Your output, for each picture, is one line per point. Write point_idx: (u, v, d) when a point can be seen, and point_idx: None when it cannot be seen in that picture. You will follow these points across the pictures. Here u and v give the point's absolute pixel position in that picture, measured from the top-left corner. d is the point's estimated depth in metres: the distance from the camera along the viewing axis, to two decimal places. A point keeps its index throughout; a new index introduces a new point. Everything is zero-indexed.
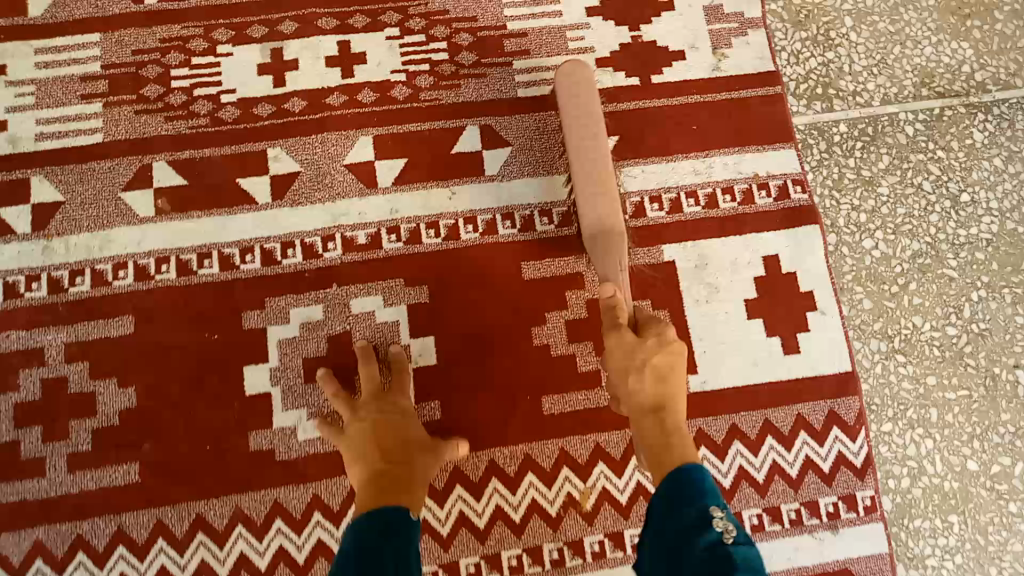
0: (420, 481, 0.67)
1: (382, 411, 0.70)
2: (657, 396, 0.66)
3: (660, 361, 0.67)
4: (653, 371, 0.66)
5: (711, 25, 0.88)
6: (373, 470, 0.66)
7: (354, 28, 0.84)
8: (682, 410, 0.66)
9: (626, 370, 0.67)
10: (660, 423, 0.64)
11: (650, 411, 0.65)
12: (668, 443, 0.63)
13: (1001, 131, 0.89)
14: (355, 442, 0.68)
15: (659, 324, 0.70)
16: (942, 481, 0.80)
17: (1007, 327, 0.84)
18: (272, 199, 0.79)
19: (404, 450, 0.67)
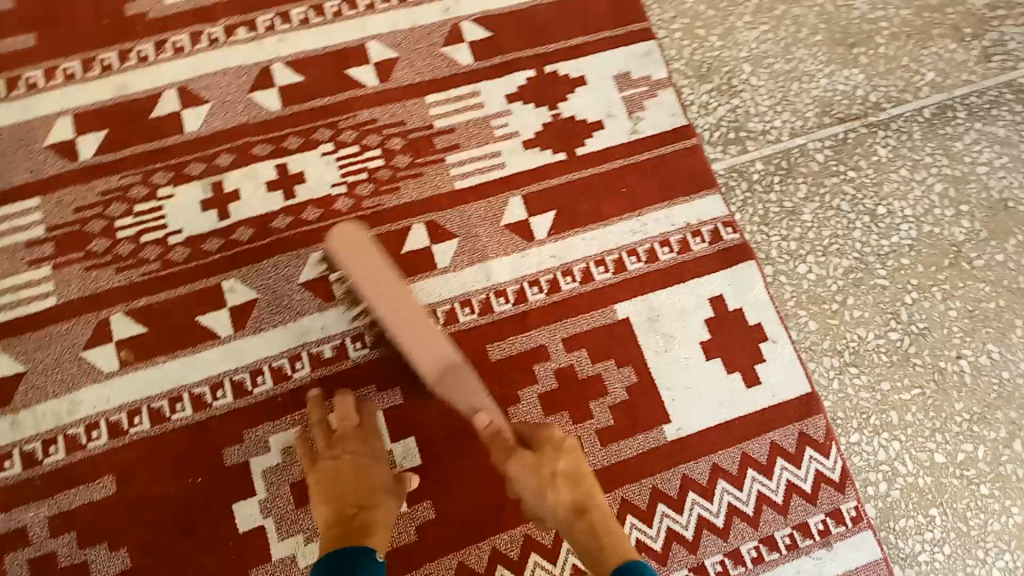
0: (383, 525, 0.68)
1: (352, 451, 0.73)
2: (574, 502, 0.69)
3: (566, 467, 0.70)
4: (565, 478, 0.70)
5: (623, 93, 0.94)
6: (342, 511, 0.67)
7: (289, 150, 0.87)
8: (601, 506, 0.70)
9: (540, 488, 0.69)
10: (588, 527, 0.68)
11: (573, 516, 0.68)
12: (600, 533, 0.67)
13: (902, 143, 0.97)
14: (325, 485, 0.70)
15: (541, 431, 0.73)
16: (916, 478, 0.84)
17: (943, 323, 0.89)
18: (233, 330, 0.80)
19: (371, 496, 0.69)
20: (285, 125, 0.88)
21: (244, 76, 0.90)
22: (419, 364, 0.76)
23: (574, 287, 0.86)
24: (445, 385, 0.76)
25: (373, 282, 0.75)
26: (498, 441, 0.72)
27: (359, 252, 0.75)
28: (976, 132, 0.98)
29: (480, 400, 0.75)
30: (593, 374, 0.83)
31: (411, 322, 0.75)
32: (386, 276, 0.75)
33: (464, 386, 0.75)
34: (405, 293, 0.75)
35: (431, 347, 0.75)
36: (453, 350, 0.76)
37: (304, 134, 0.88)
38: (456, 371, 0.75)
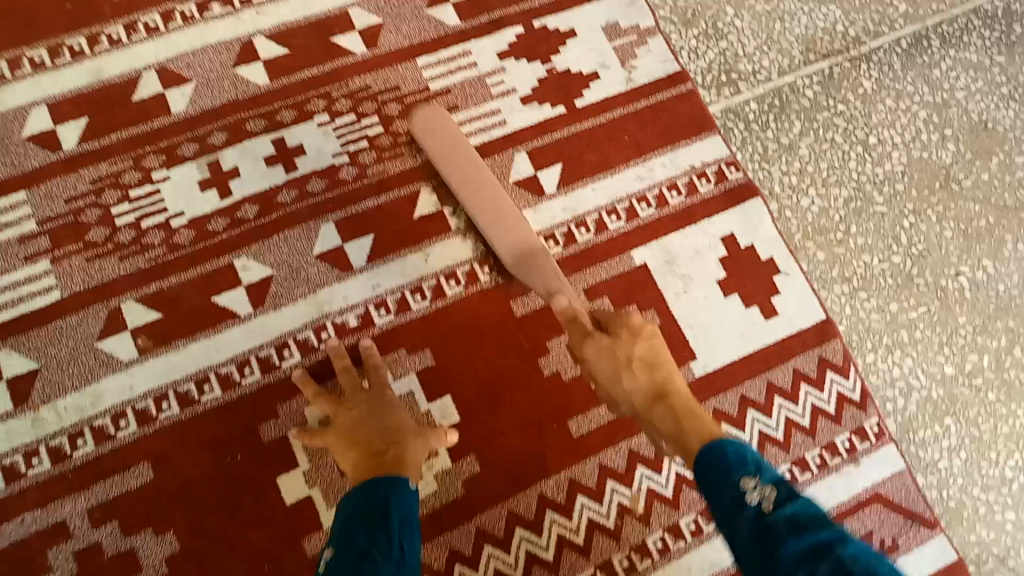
0: (413, 458, 0.69)
1: (370, 401, 0.72)
2: (653, 387, 0.69)
3: (642, 351, 0.71)
4: (641, 363, 0.70)
5: (614, 42, 0.93)
6: (371, 449, 0.68)
7: (285, 123, 0.84)
8: (683, 390, 0.69)
9: (617, 372, 0.71)
10: (667, 408, 0.67)
11: (652, 401, 0.68)
12: (679, 415, 0.66)
13: (885, 75, 0.98)
14: (346, 429, 0.70)
15: (619, 318, 0.74)
16: (930, 392, 0.86)
17: (941, 244, 0.91)
18: (252, 307, 0.78)
19: (396, 431, 0.70)
20: (276, 97, 0.85)
21: (226, 51, 0.85)
22: (498, 248, 0.80)
23: (588, 237, 0.85)
24: (524, 268, 0.79)
25: (455, 164, 0.81)
26: (576, 325, 0.75)
27: (436, 139, 0.81)
28: (951, 59, 0.99)
29: (558, 284, 0.79)
30: None
31: (485, 200, 0.80)
32: (472, 163, 0.81)
33: (537, 268, 0.79)
34: (487, 180, 0.81)
35: (509, 232, 0.80)
36: (530, 235, 0.80)
37: (297, 107, 0.85)
38: (535, 256, 0.79)
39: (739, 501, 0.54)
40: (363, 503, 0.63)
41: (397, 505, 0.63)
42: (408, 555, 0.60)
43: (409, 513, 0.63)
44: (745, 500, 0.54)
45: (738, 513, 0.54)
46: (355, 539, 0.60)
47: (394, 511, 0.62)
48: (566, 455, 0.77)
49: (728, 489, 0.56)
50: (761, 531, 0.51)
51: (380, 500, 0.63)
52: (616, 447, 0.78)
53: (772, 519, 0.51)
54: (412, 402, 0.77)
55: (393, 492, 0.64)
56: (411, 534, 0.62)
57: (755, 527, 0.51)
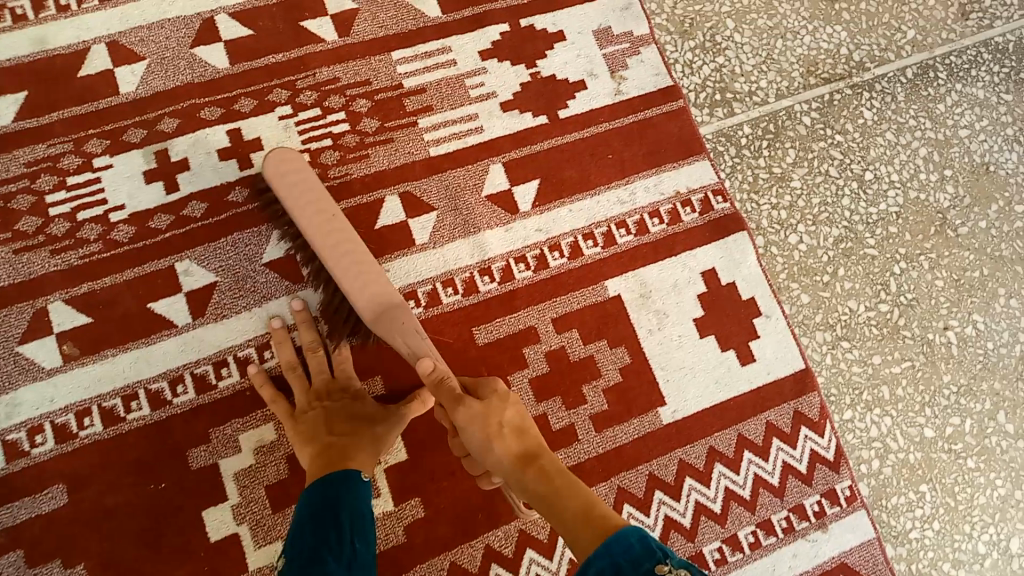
0: (367, 453, 0.68)
1: (337, 393, 0.70)
2: (521, 449, 0.61)
3: (511, 416, 0.63)
4: (513, 427, 0.62)
5: (604, 49, 0.87)
6: (321, 445, 0.67)
7: (242, 113, 0.77)
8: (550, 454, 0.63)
9: (488, 438, 0.61)
10: (541, 473, 0.60)
11: (524, 467, 0.60)
12: (557, 494, 0.58)
13: (886, 105, 0.93)
14: (305, 423, 0.69)
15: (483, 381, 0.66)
16: (907, 455, 0.84)
17: (930, 293, 0.88)
18: (192, 318, 0.72)
19: (352, 424, 0.68)
20: (234, 84, 0.78)
21: (184, 28, 0.78)
22: (354, 301, 0.66)
23: (562, 262, 0.81)
24: (384, 326, 0.66)
25: (310, 208, 0.67)
26: (440, 389, 0.63)
27: (292, 176, 0.67)
28: (957, 93, 0.94)
29: (421, 343, 0.65)
30: (585, 356, 0.79)
31: (340, 247, 0.66)
32: (329, 207, 0.67)
33: (400, 326, 0.66)
34: (340, 222, 0.67)
35: (366, 283, 0.66)
36: (390, 288, 0.67)
37: (257, 95, 0.78)
38: (395, 311, 0.66)
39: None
40: (315, 502, 0.62)
41: (348, 501, 0.62)
42: (360, 553, 0.59)
43: (361, 509, 0.62)
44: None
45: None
46: (305, 543, 0.58)
47: (345, 509, 0.61)
48: None
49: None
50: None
51: (331, 495, 0.62)
52: None
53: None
54: None
55: (345, 487, 0.63)
56: (363, 530, 0.61)
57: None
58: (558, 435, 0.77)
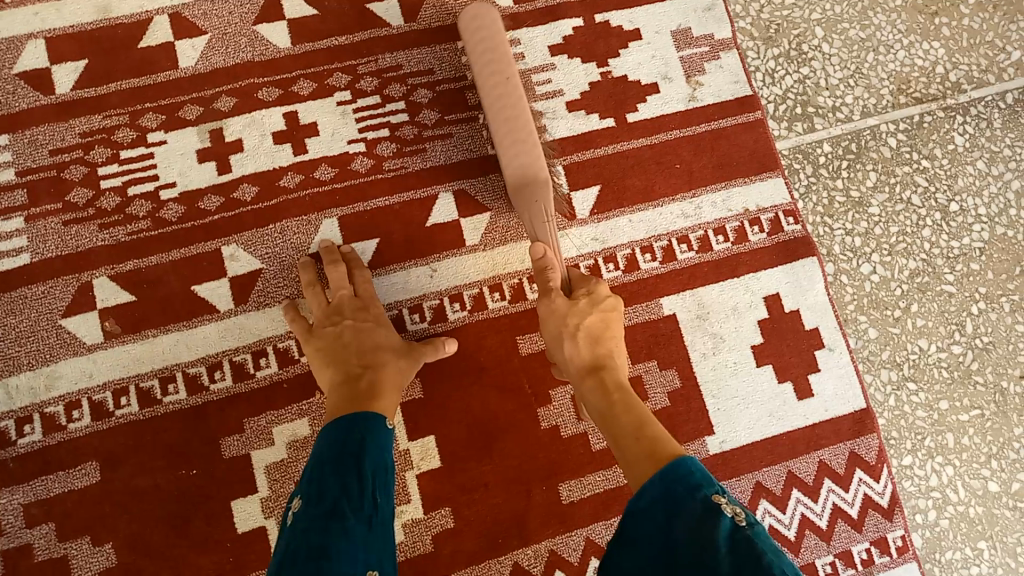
0: (394, 381, 0.65)
1: (355, 320, 0.67)
2: (594, 355, 0.65)
3: (592, 323, 0.67)
4: (587, 334, 0.66)
5: (681, 52, 0.83)
6: (348, 373, 0.63)
7: (300, 96, 0.75)
8: (621, 369, 0.65)
9: (560, 336, 0.66)
10: (601, 384, 0.63)
11: (590, 373, 0.64)
12: (614, 407, 0.61)
13: (981, 132, 0.86)
14: (325, 343, 0.66)
15: (586, 280, 0.71)
16: (967, 508, 0.79)
17: (1009, 338, 0.82)
18: (236, 304, 0.71)
19: (373, 353, 0.65)
20: (294, 65, 0.76)
21: (247, 3, 0.76)
22: (505, 167, 0.70)
23: (616, 275, 0.77)
24: (523, 195, 0.71)
25: (488, 65, 0.71)
26: (542, 276, 0.70)
27: (478, 35, 0.71)
28: None
29: (546, 228, 0.71)
30: (633, 376, 0.76)
31: (505, 116, 0.70)
32: (501, 71, 0.70)
33: (536, 204, 0.71)
34: (511, 85, 0.70)
35: (522, 151, 0.70)
36: (539, 163, 0.70)
37: (317, 78, 0.76)
38: (537, 187, 0.70)
39: (709, 514, 0.47)
40: (335, 447, 0.57)
41: (371, 451, 0.57)
42: (380, 511, 0.55)
43: (382, 460, 0.58)
44: (718, 509, 0.47)
45: (709, 521, 0.46)
46: (324, 491, 0.54)
47: (367, 459, 0.56)
48: (551, 524, 0.72)
49: (694, 503, 0.48)
50: (747, 549, 0.43)
51: (353, 443, 0.57)
52: (606, 519, 0.72)
53: (755, 534, 0.45)
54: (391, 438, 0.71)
55: (367, 434, 0.58)
56: (383, 485, 0.57)
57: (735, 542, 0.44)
58: (598, 457, 0.73)
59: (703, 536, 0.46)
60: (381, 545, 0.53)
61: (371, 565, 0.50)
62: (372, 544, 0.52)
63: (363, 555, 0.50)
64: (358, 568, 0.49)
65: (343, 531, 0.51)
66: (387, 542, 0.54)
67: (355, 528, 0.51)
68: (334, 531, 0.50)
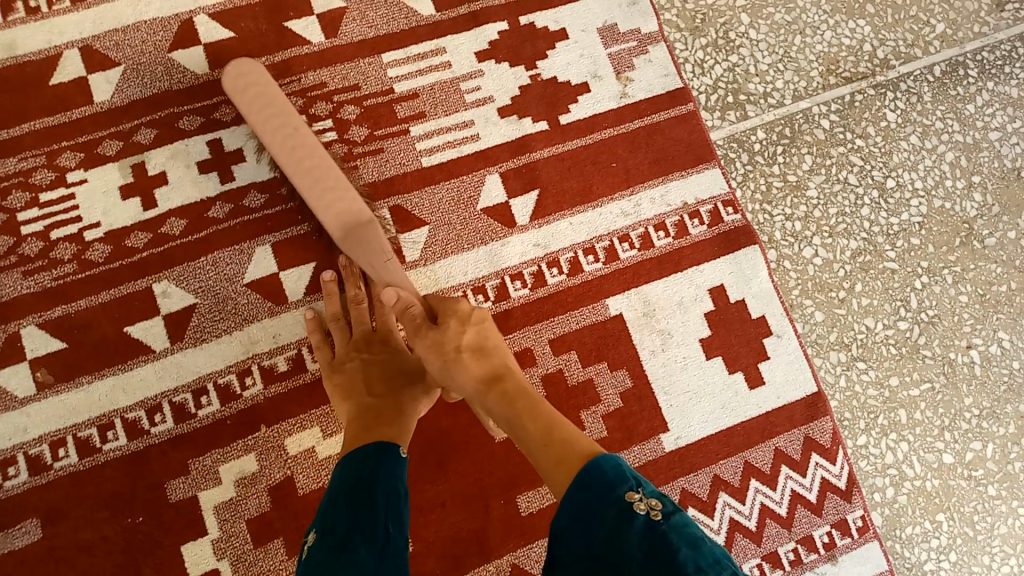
0: (409, 409, 0.64)
1: (370, 349, 0.67)
2: (489, 368, 0.60)
3: (471, 337, 0.62)
4: (470, 349, 0.61)
5: (610, 49, 0.82)
6: (360, 406, 0.63)
7: (223, 121, 0.73)
8: (516, 372, 0.61)
9: (445, 362, 0.61)
10: (503, 395, 0.58)
11: (488, 387, 0.59)
12: (518, 417, 0.57)
13: (911, 107, 0.87)
14: (344, 377, 0.66)
15: (448, 306, 0.65)
16: (924, 482, 0.79)
17: (953, 309, 0.83)
18: (171, 342, 0.69)
19: (390, 381, 0.65)
20: (215, 89, 0.73)
21: (162, 31, 0.74)
22: (323, 218, 0.67)
23: (560, 279, 0.77)
24: (352, 240, 0.67)
25: (265, 114, 0.66)
26: (407, 315, 0.65)
27: (252, 92, 0.67)
28: (988, 92, 0.88)
29: (389, 262, 0.67)
30: (583, 380, 0.76)
31: (298, 156, 0.66)
32: (285, 123, 0.66)
33: (369, 243, 0.67)
34: (301, 135, 0.67)
35: (329, 203, 0.66)
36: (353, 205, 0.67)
37: None
38: (366, 229, 0.67)
39: (624, 517, 0.46)
40: (347, 477, 0.57)
41: (384, 480, 0.56)
42: (396, 536, 0.55)
43: (398, 489, 0.57)
44: (632, 510, 0.46)
45: (625, 527, 0.45)
46: (337, 523, 0.53)
47: (379, 490, 0.56)
48: (511, 536, 0.71)
49: (610, 510, 0.47)
50: (665, 556, 0.43)
51: (364, 475, 0.57)
52: None
53: (670, 530, 0.44)
54: None
55: (378, 461, 0.58)
56: (398, 515, 0.56)
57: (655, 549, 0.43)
58: None
59: (622, 546, 0.45)
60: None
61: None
62: (387, 573, 0.51)
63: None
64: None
65: (358, 560, 0.50)
66: (402, 567, 0.54)
67: (367, 560, 0.51)
68: (349, 561, 0.50)
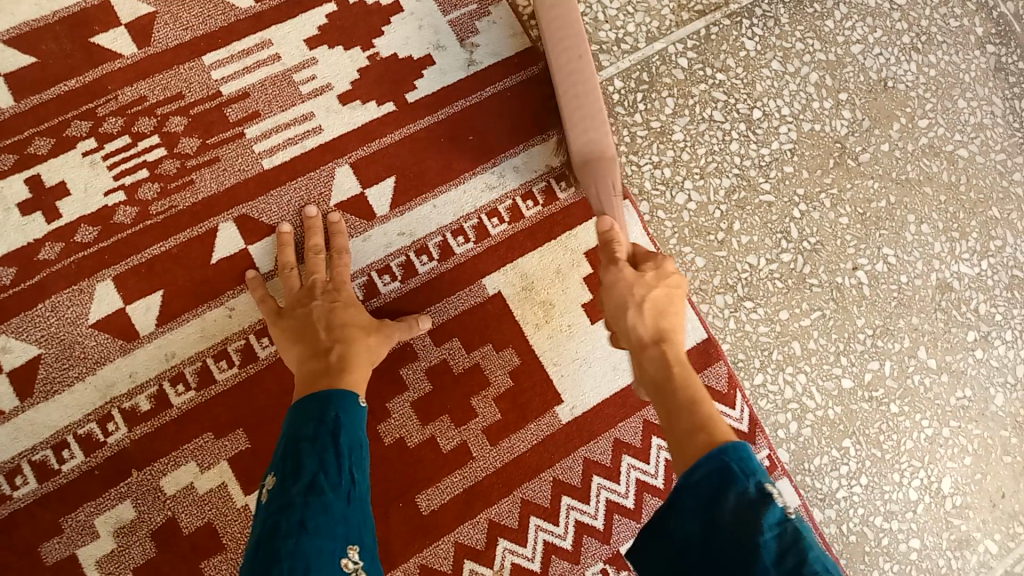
0: (364, 357, 0.63)
1: (322, 298, 0.66)
2: (659, 328, 0.59)
3: (659, 296, 0.61)
4: (653, 306, 0.60)
5: (448, 15, 0.78)
6: (316, 349, 0.62)
7: (38, 156, 0.69)
8: (683, 343, 0.60)
9: (626, 306, 0.60)
10: (665, 354, 0.57)
11: (652, 346, 0.58)
12: (669, 376, 0.55)
13: (770, 31, 0.85)
14: (296, 323, 0.65)
15: (655, 258, 0.65)
16: (826, 411, 0.79)
17: (836, 233, 0.82)
18: (19, 399, 0.65)
19: (344, 328, 0.64)
20: (24, 122, 0.69)
21: None
22: (571, 140, 0.70)
23: (432, 266, 0.74)
24: (592, 170, 0.70)
25: (560, 44, 0.69)
26: (608, 250, 0.65)
27: (554, 15, 0.69)
28: (844, 6, 0.87)
29: (610, 202, 0.71)
30: (471, 365, 0.73)
31: (573, 96, 0.69)
32: (576, 51, 0.68)
33: (604, 176, 0.70)
34: (585, 76, 0.68)
35: (586, 129, 0.69)
36: (608, 145, 0.69)
37: (53, 133, 0.69)
38: (604, 162, 0.69)
39: (760, 506, 0.43)
40: (310, 426, 0.55)
41: (348, 426, 0.56)
42: (357, 486, 0.54)
43: (359, 435, 0.57)
44: (771, 501, 0.43)
45: (756, 514, 0.42)
46: (302, 467, 0.52)
47: (343, 436, 0.55)
48: (415, 537, 0.69)
49: (745, 490, 0.44)
50: (797, 567, 0.39)
51: (328, 417, 0.56)
52: (472, 518, 0.70)
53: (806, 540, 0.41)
54: (226, 496, 0.66)
55: (343, 411, 0.57)
56: (360, 460, 0.56)
57: (785, 546, 0.40)
58: (451, 456, 0.71)
59: (748, 534, 0.42)
60: (359, 518, 0.53)
61: (350, 540, 0.50)
62: (350, 520, 0.51)
63: (341, 530, 0.50)
64: (337, 543, 0.49)
65: (324, 507, 0.50)
66: (367, 518, 0.54)
67: (334, 504, 0.51)
68: (315, 506, 0.50)
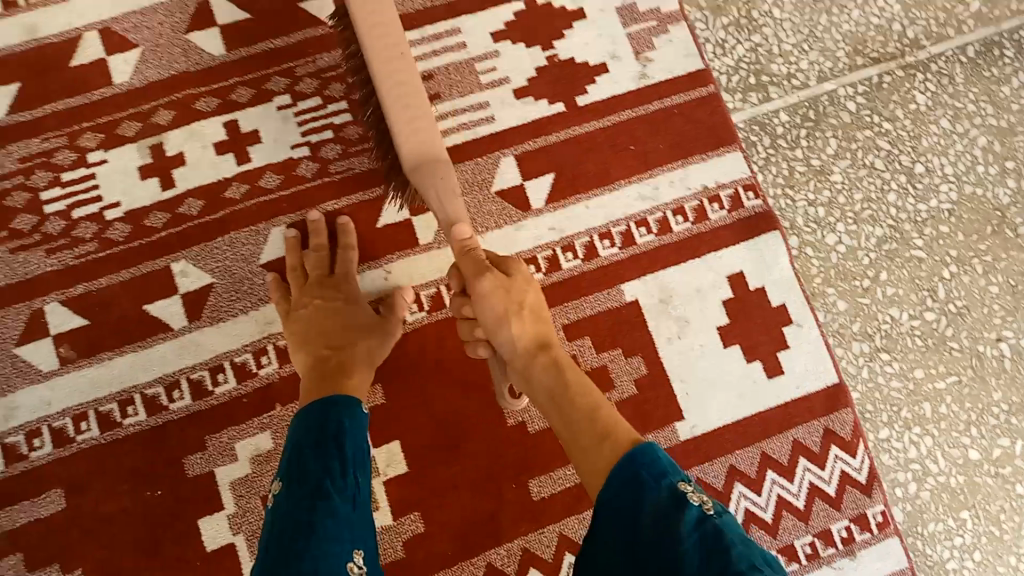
0: (364, 362, 0.66)
1: (325, 295, 0.69)
2: (538, 335, 0.61)
3: (534, 299, 0.63)
4: (532, 311, 0.62)
5: (628, 29, 0.81)
6: (318, 357, 0.65)
7: (239, 104, 0.74)
8: (561, 345, 0.63)
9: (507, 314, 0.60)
10: (552, 362, 0.60)
11: (538, 351, 0.60)
12: (567, 387, 0.58)
13: (943, 88, 0.85)
14: (300, 325, 0.67)
15: (502, 258, 0.65)
16: (948, 478, 0.78)
17: (983, 301, 0.81)
18: (188, 321, 0.70)
19: (346, 332, 0.67)
20: (230, 70, 0.75)
21: (178, 12, 0.75)
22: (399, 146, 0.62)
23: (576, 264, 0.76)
24: (421, 180, 0.62)
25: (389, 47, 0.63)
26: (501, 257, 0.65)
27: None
28: None
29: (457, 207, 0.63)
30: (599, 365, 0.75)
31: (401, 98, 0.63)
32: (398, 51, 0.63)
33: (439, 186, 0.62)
34: (406, 63, 0.63)
35: (416, 133, 0.62)
36: (433, 146, 0.62)
37: (254, 84, 0.75)
38: (437, 168, 0.62)
39: (676, 503, 0.47)
40: (312, 432, 0.58)
41: (352, 433, 0.58)
42: (361, 491, 0.56)
43: (362, 443, 0.59)
44: (685, 500, 0.47)
45: (675, 515, 0.46)
46: (306, 471, 0.55)
47: (347, 443, 0.57)
48: (523, 520, 0.71)
49: (660, 494, 0.47)
50: (716, 550, 0.43)
51: (334, 424, 0.58)
52: (579, 513, 0.72)
53: (724, 525, 0.45)
54: None
55: (347, 416, 0.59)
56: (363, 467, 0.58)
57: (706, 536, 0.44)
58: None
59: (669, 530, 0.45)
60: (363, 524, 0.54)
61: (356, 544, 0.52)
62: (354, 524, 0.53)
63: (348, 535, 0.52)
64: (344, 548, 0.50)
65: (331, 510, 0.52)
66: (368, 522, 0.56)
67: (341, 508, 0.53)
68: (322, 509, 0.51)
